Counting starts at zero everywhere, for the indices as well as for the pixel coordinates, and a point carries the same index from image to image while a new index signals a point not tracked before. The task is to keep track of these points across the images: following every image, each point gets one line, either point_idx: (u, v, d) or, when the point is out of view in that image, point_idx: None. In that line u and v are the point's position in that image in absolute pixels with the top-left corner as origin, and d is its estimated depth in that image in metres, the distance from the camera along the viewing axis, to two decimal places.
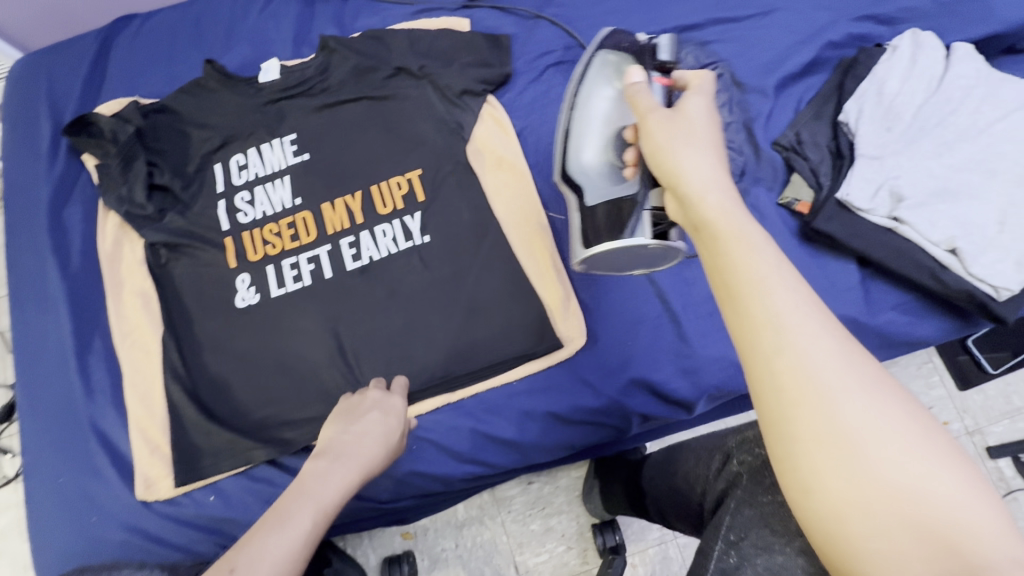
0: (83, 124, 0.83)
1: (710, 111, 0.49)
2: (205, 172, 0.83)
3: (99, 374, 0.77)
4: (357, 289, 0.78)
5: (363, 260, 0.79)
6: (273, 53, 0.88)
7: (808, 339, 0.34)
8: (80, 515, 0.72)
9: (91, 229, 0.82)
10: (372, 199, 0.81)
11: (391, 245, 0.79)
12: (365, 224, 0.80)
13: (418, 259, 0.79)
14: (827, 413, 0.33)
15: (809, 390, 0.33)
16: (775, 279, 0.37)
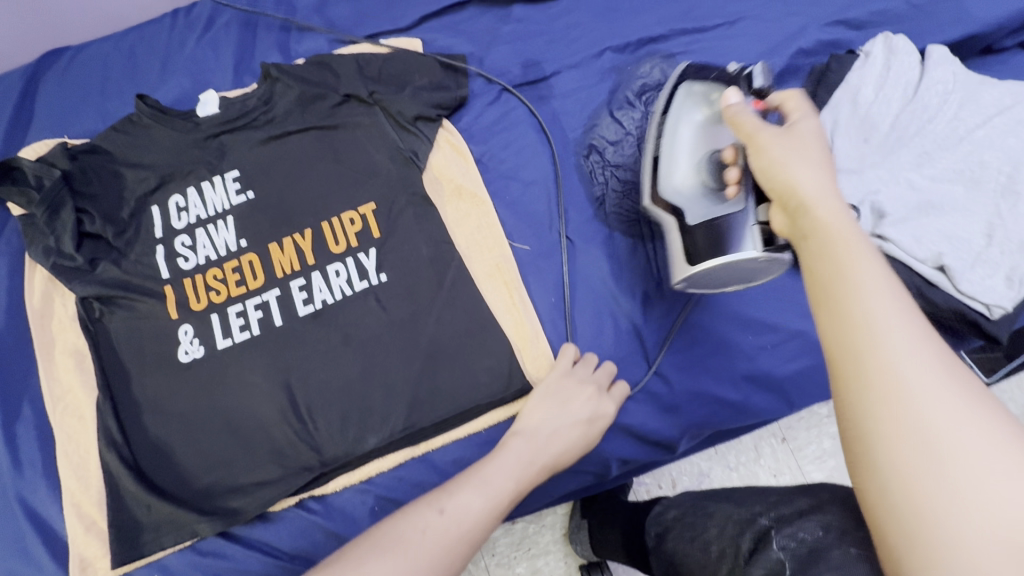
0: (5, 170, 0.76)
1: (819, 134, 0.53)
2: (142, 216, 0.77)
3: (28, 444, 0.70)
4: (309, 336, 0.72)
5: (316, 304, 0.73)
6: (213, 84, 0.82)
7: (911, 356, 0.40)
8: None
9: (17, 284, 0.76)
10: (323, 238, 0.76)
11: (345, 287, 0.74)
12: (317, 265, 0.75)
13: (375, 302, 0.73)
14: (921, 425, 0.37)
15: (874, 349, 0.40)
16: (869, 286, 0.43)
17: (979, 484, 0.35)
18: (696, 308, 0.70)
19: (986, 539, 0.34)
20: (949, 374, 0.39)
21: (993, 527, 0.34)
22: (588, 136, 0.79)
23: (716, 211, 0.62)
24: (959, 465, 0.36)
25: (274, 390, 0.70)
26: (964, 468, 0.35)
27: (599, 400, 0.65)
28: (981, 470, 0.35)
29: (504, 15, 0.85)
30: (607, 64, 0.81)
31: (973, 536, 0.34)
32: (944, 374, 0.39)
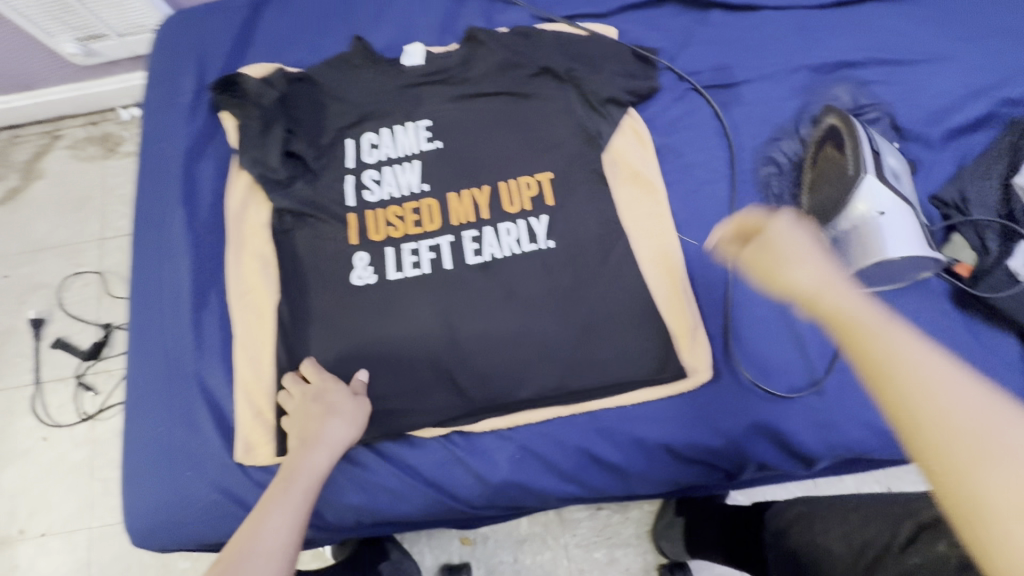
0: (230, 84, 0.84)
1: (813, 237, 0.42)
2: (337, 145, 0.83)
3: (211, 329, 0.77)
4: (475, 284, 0.76)
5: (484, 257, 0.77)
6: (418, 38, 0.88)
7: (987, 422, 0.32)
8: (175, 467, 0.73)
9: (220, 187, 0.83)
10: (499, 196, 0.79)
11: (514, 246, 0.77)
12: (490, 220, 0.78)
13: (540, 264, 0.76)
14: (975, 464, 0.31)
15: (939, 404, 0.33)
16: (905, 339, 0.36)
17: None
18: None
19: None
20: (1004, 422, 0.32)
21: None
22: (768, 148, 0.80)
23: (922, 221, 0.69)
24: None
25: (432, 328, 0.74)
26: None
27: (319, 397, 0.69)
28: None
29: (701, 18, 0.87)
30: (800, 82, 0.82)
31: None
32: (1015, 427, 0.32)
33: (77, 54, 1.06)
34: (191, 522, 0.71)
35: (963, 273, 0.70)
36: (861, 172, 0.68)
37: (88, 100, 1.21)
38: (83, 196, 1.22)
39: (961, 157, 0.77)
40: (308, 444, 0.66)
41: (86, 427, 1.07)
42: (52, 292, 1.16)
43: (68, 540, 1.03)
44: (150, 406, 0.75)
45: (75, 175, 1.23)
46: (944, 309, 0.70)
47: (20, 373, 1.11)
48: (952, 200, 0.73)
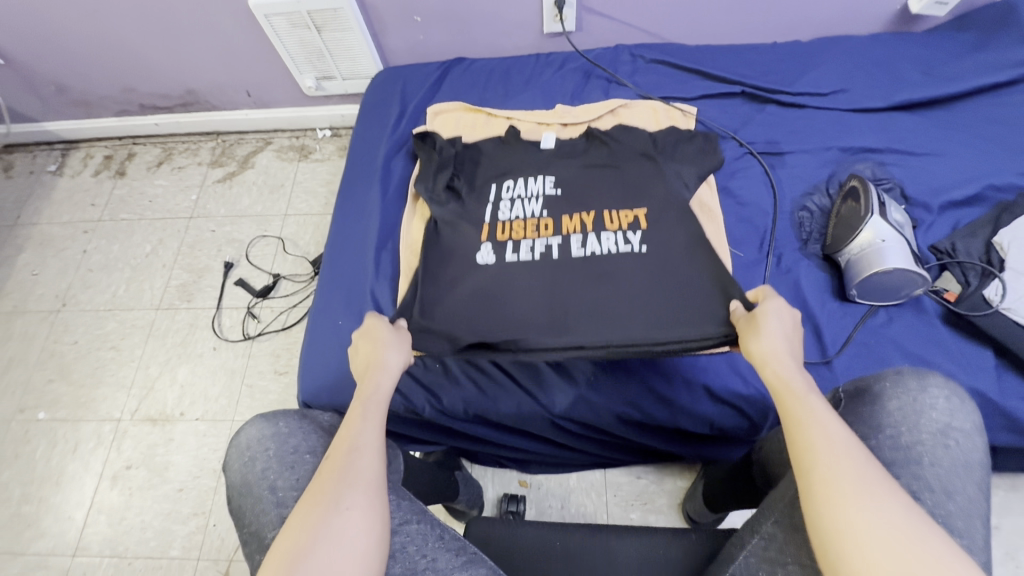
0: (421, 138, 1.17)
1: (782, 318, 0.72)
2: (484, 185, 1.04)
3: (385, 263, 1.09)
4: (578, 272, 0.89)
5: (588, 251, 0.91)
6: (555, 100, 1.27)
7: (837, 474, 0.52)
8: (345, 349, 1.02)
9: (405, 176, 1.20)
10: (602, 219, 0.94)
11: (614, 246, 0.90)
12: (594, 232, 0.93)
13: (635, 262, 0.88)
14: (832, 497, 0.51)
15: (817, 464, 0.53)
16: (803, 415, 0.58)
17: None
18: (864, 331, 0.93)
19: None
20: (869, 485, 0.50)
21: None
22: (804, 199, 1.08)
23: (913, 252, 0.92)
24: (881, 556, 0.46)
25: (532, 315, 0.87)
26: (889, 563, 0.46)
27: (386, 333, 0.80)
28: (900, 564, 0.45)
29: (760, 109, 1.20)
30: (831, 158, 1.12)
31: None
32: (876, 491, 0.50)
33: (311, 87, 1.53)
34: (349, 389, 0.99)
35: (950, 299, 0.92)
36: (870, 212, 0.94)
37: (299, 120, 1.68)
38: (277, 184, 1.65)
39: (955, 223, 1.02)
40: (374, 372, 0.74)
41: (246, 344, 1.40)
42: (242, 246, 1.55)
43: (213, 426, 1.30)
44: (333, 308, 1.06)
45: (275, 169, 1.67)
46: (933, 322, 0.91)
47: (208, 298, 1.47)
48: (945, 248, 0.98)
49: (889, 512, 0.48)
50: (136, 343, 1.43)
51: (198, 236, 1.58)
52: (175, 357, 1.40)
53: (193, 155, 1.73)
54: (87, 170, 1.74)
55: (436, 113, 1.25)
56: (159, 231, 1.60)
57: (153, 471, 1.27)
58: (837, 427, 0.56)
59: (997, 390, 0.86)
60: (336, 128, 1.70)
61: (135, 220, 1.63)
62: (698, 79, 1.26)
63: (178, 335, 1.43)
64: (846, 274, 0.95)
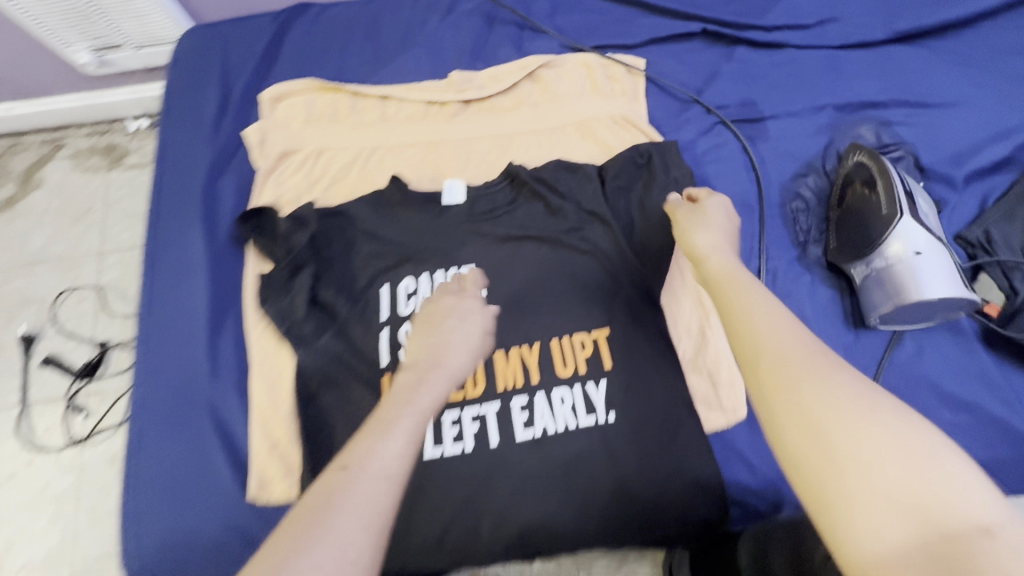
0: (255, 214, 0.76)
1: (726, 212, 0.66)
2: (372, 292, 0.74)
3: (226, 353, 0.73)
4: (528, 463, 0.68)
5: (536, 429, 0.69)
6: (446, 63, 0.88)
7: (808, 372, 0.41)
8: (182, 502, 0.67)
9: (240, 207, 0.80)
10: (551, 357, 0.72)
11: (570, 416, 0.69)
12: (541, 386, 0.70)
13: (601, 439, 0.68)
14: (794, 389, 0.40)
15: (782, 388, 0.41)
16: (752, 298, 0.49)
17: (873, 459, 0.35)
18: (892, 372, 0.71)
19: (881, 510, 0.34)
20: (814, 361, 0.41)
21: (887, 497, 0.34)
22: (794, 184, 0.81)
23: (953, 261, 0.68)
24: (850, 434, 0.36)
25: (480, 533, 0.67)
26: (857, 442, 0.36)
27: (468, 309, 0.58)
28: (867, 444, 0.36)
29: (728, 54, 0.88)
30: (825, 120, 0.84)
31: (878, 510, 0.34)
32: (849, 403, 0.38)
33: (91, 65, 1.04)
34: (194, 564, 0.65)
35: (993, 314, 0.70)
36: (896, 211, 0.69)
37: (94, 110, 1.18)
38: (82, 209, 1.17)
39: (982, 198, 0.78)
40: (434, 364, 0.52)
41: (73, 453, 1.01)
42: (45, 308, 1.10)
43: None
44: (154, 435, 0.70)
45: (74, 187, 1.19)
46: (971, 352, 0.70)
47: (6, 392, 1.05)
48: (977, 240, 0.74)
49: (844, 386, 0.39)
50: None
51: None
52: None
53: None
54: None
55: (279, 98, 0.85)
56: None
57: None
58: (776, 304, 0.48)
59: None
60: (154, 116, 1.21)
61: None
62: (643, 16, 0.91)
63: None
64: (865, 295, 0.71)
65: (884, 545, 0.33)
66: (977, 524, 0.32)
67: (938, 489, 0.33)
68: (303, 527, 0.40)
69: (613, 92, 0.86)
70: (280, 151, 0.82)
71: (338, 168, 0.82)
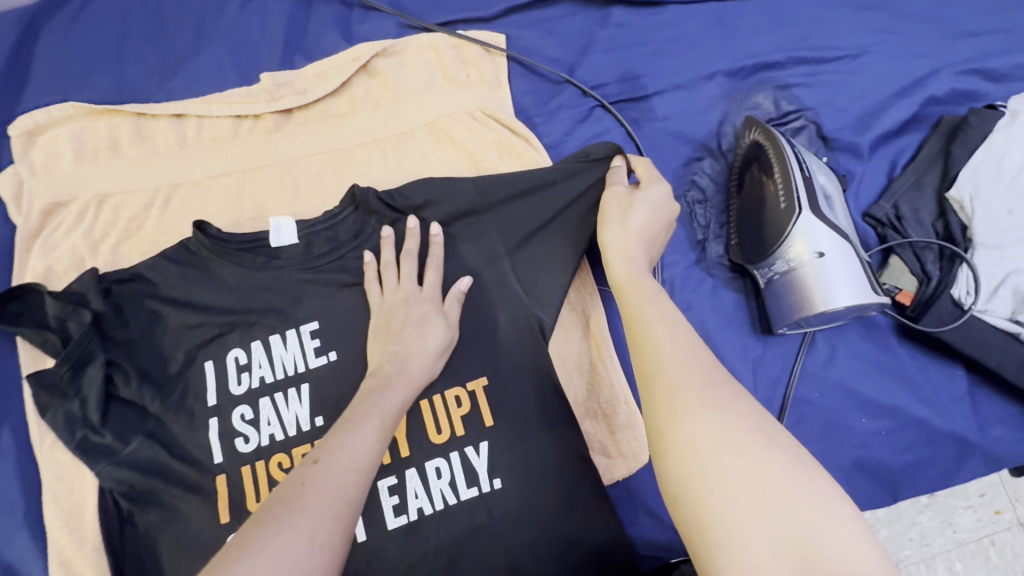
0: (14, 296, 0.60)
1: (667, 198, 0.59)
2: (191, 374, 0.59)
3: (8, 481, 0.58)
4: (403, 558, 0.56)
5: (410, 514, 0.57)
6: (258, 64, 0.71)
7: (707, 400, 0.38)
8: None
9: (1, 288, 0.63)
10: (421, 421, 0.59)
11: (449, 491, 0.58)
12: (412, 459, 0.59)
13: (487, 514, 0.57)
14: (687, 418, 0.38)
15: (681, 411, 0.38)
16: (654, 313, 0.46)
17: (758, 500, 0.34)
18: (804, 383, 0.63)
19: (765, 552, 0.33)
20: (722, 390, 0.39)
21: (771, 540, 0.33)
22: (689, 171, 0.70)
23: (860, 255, 0.60)
24: (739, 471, 0.35)
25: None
26: (744, 480, 0.35)
27: (417, 304, 0.59)
28: (757, 483, 0.35)
29: (601, 18, 0.74)
30: (717, 90, 0.72)
31: (761, 554, 0.33)
32: (745, 434, 0.36)
33: None
34: None
35: (906, 302, 0.64)
36: (793, 206, 0.59)
37: None
38: None
39: (891, 165, 0.70)
40: (402, 360, 0.56)
41: None
42: None
43: None
44: None
45: None
46: (882, 347, 0.64)
47: None
48: (885, 217, 0.66)
49: (742, 422, 0.37)
50: None
51: None
52: None
53: None
54: None
55: (34, 132, 0.66)
56: None
57: None
58: (678, 320, 0.45)
59: (974, 424, 0.62)
60: None
61: None
62: None
63: None
64: (769, 303, 0.63)
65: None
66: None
67: (825, 539, 0.32)
68: (265, 515, 0.39)
69: (468, 80, 0.71)
70: (44, 205, 0.64)
71: (128, 217, 0.64)
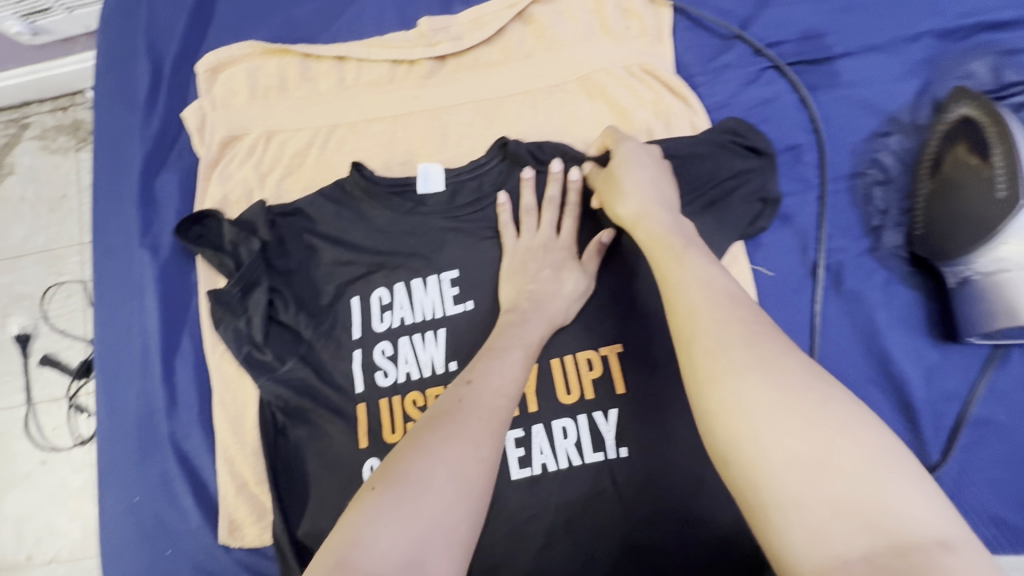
0: (197, 220, 0.66)
1: (637, 153, 0.57)
2: (340, 307, 0.63)
3: (186, 383, 0.66)
4: (525, 506, 0.58)
5: (534, 467, 0.58)
6: (417, 9, 0.71)
7: (748, 360, 0.36)
8: (153, 544, 0.63)
9: (184, 211, 0.70)
10: (551, 380, 0.60)
11: (573, 452, 0.58)
12: (540, 415, 0.59)
13: (611, 478, 0.57)
14: (729, 379, 0.35)
15: (723, 372, 0.36)
16: (685, 272, 0.43)
17: (816, 461, 0.31)
18: (988, 401, 0.55)
19: (824, 511, 0.30)
20: (767, 348, 0.36)
21: (832, 502, 0.30)
22: (870, 146, 0.62)
23: None
24: (792, 432, 0.32)
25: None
26: (797, 440, 0.32)
27: (553, 251, 0.60)
28: (813, 442, 0.32)
29: None
30: (917, 54, 0.63)
31: (821, 514, 0.30)
32: (792, 393, 0.34)
33: (25, 34, 0.91)
34: None
35: None
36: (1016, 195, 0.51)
37: (48, 84, 1.06)
38: (58, 195, 1.09)
39: None
40: (538, 302, 0.57)
41: (83, 452, 1.00)
42: (35, 305, 1.06)
43: (75, 568, 0.97)
44: (120, 471, 0.65)
45: (46, 171, 1.10)
46: None
47: (12, 391, 1.03)
48: None
49: (791, 380, 0.34)
50: None
51: None
52: None
53: None
54: None
55: (217, 69, 0.71)
56: None
57: None
58: (717, 276, 0.42)
59: None
60: None
61: None
62: None
63: None
64: (959, 303, 0.55)
65: (831, 549, 0.30)
66: (932, 536, 0.29)
67: (887, 498, 0.30)
68: (423, 431, 0.40)
69: (628, 32, 0.67)
70: (222, 137, 0.69)
71: (292, 153, 0.68)
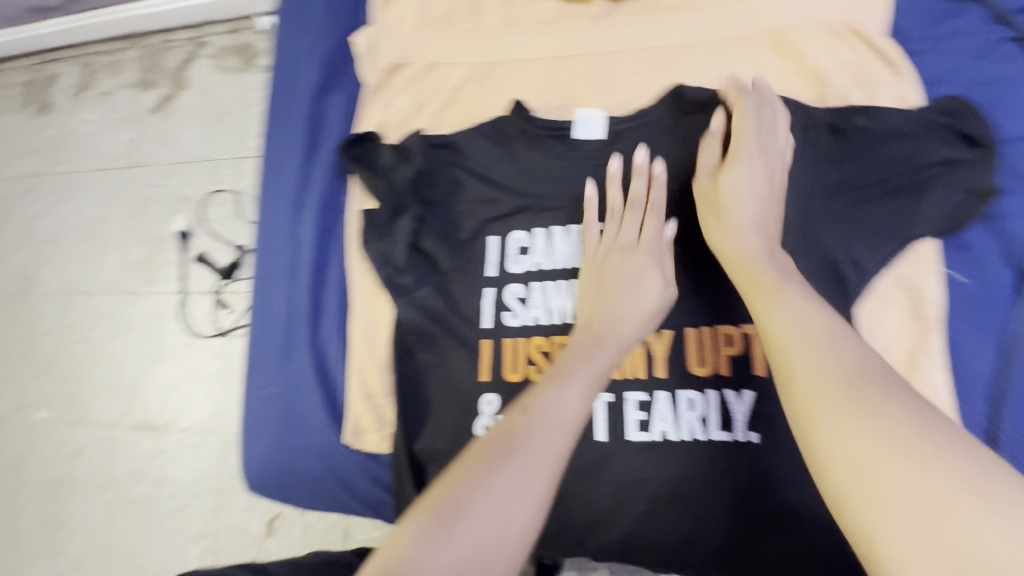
0: (357, 141, 0.69)
1: (756, 151, 0.52)
2: (478, 243, 0.64)
3: (331, 294, 0.71)
4: (639, 467, 0.56)
5: (653, 433, 0.56)
6: None
7: (846, 400, 0.33)
8: (286, 431, 0.70)
9: (346, 133, 0.73)
10: (684, 348, 0.57)
11: (697, 424, 0.55)
12: (666, 382, 0.57)
13: (736, 457, 0.54)
14: (825, 422, 0.33)
15: (819, 415, 0.34)
16: (783, 305, 0.41)
17: (927, 513, 0.28)
18: None
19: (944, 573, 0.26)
20: (876, 388, 0.33)
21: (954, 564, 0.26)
22: None
23: None
24: (898, 482, 0.29)
25: (569, 535, 0.59)
26: (906, 489, 0.29)
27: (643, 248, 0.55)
28: (924, 493, 0.28)
29: None
30: None
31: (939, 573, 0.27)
32: (899, 437, 0.31)
33: None
34: (300, 486, 0.70)
35: None
36: None
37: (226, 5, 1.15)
38: (223, 110, 1.20)
39: None
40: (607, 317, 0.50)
41: (221, 342, 1.13)
42: (196, 207, 1.19)
43: (204, 439, 1.11)
44: (265, 362, 0.72)
45: (216, 88, 1.21)
46: None
47: (170, 279, 1.18)
48: None
49: (902, 422, 0.31)
50: (108, 336, 1.20)
51: (144, 192, 1.23)
52: (151, 354, 1.17)
53: (116, 72, 1.28)
54: (8, 104, 1.35)
55: None
56: (102, 186, 1.26)
57: (149, 484, 1.12)
58: (819, 314, 0.39)
59: None
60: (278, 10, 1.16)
61: (75, 172, 1.29)
62: None
63: (147, 328, 1.18)
64: None
65: None
66: None
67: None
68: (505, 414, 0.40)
69: None
70: (389, 64, 0.71)
71: (452, 87, 0.69)
